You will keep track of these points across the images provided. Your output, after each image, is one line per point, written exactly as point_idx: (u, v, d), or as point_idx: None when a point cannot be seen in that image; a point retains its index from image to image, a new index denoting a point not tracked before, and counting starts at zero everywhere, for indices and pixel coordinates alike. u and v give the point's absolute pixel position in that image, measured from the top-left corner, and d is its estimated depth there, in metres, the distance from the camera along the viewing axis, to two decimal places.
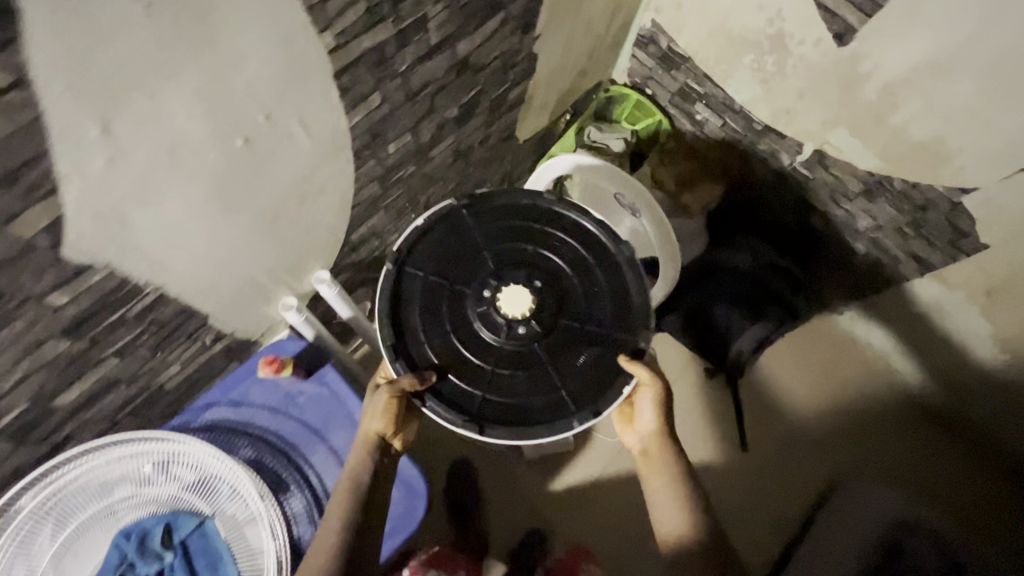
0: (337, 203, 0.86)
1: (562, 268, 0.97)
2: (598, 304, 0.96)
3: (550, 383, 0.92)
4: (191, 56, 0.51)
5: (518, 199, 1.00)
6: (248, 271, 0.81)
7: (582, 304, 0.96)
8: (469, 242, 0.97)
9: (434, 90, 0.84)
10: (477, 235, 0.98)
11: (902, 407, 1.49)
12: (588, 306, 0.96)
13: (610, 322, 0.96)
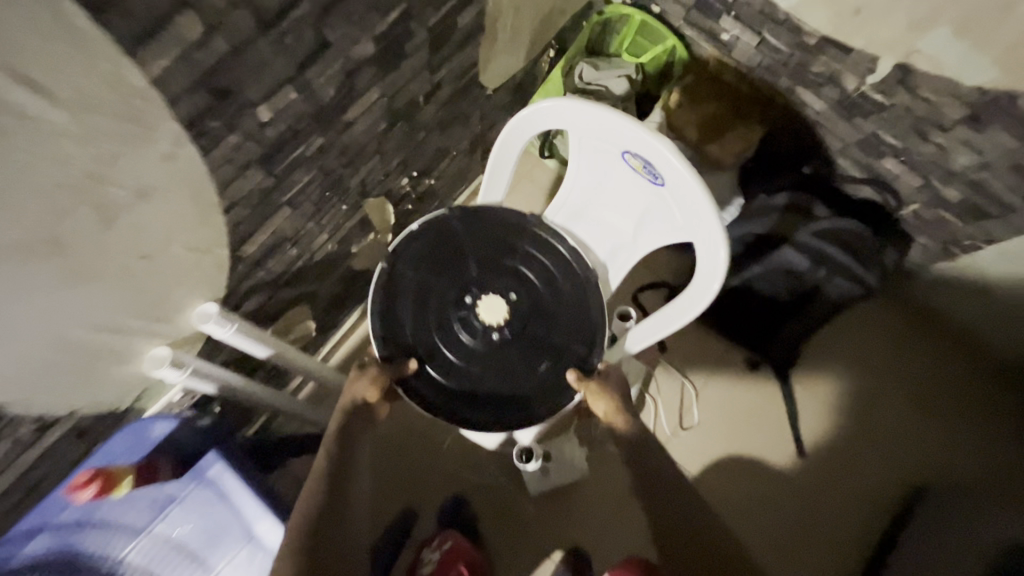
0: (190, 208, 0.55)
1: (537, 283, 0.78)
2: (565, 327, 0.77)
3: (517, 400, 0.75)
4: None
5: (502, 209, 0.80)
6: (49, 331, 0.52)
7: (557, 327, 0.77)
8: (453, 249, 0.79)
9: (315, 10, 0.52)
10: (462, 240, 0.79)
11: (991, 386, 1.18)
12: (558, 326, 0.77)
13: (573, 342, 0.77)
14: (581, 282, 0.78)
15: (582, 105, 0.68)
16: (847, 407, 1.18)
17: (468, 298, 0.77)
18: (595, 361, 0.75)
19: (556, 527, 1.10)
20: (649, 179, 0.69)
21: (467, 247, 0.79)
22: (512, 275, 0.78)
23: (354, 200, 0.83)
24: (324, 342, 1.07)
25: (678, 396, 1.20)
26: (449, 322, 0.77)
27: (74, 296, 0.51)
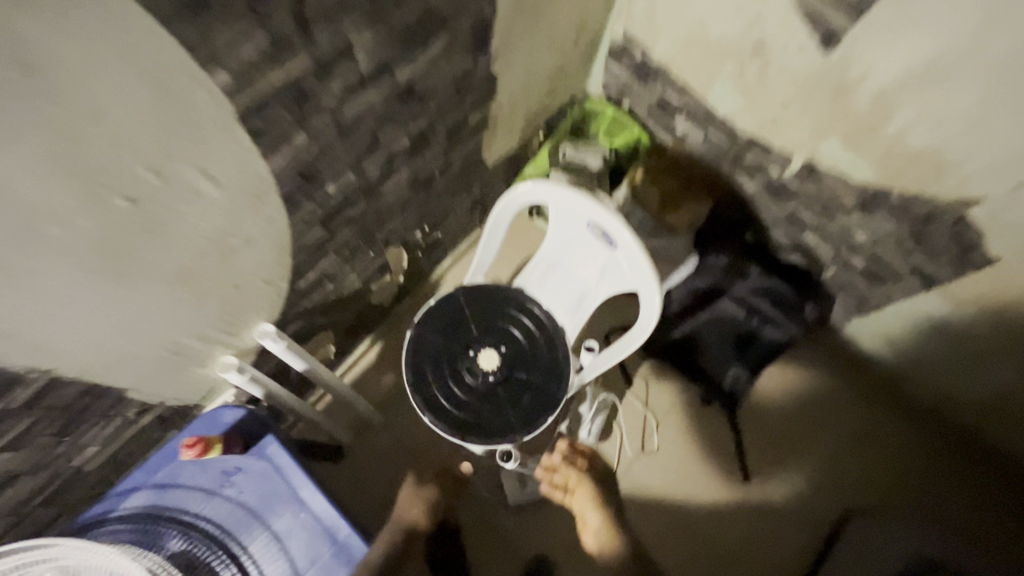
0: (270, 251, 0.76)
1: (518, 339, 1.05)
2: (536, 369, 1.04)
3: (501, 424, 1.01)
4: (26, 117, 0.42)
5: (496, 288, 1.07)
6: (170, 335, 0.72)
7: (531, 371, 1.04)
8: (460, 317, 1.06)
9: (375, 122, 0.76)
10: (466, 311, 1.06)
11: (915, 427, 1.39)
12: (530, 372, 1.03)
13: (540, 382, 1.03)
14: (556, 334, 1.05)
15: (557, 189, 0.91)
16: (793, 433, 1.39)
17: (472, 351, 1.04)
18: (562, 394, 1.02)
19: (531, 533, 1.27)
20: (610, 242, 0.91)
21: (469, 315, 1.06)
22: (503, 332, 1.05)
23: (378, 249, 1.05)
24: (339, 364, 1.26)
25: (640, 424, 1.39)
26: (456, 368, 1.03)
27: (187, 310, 0.71)
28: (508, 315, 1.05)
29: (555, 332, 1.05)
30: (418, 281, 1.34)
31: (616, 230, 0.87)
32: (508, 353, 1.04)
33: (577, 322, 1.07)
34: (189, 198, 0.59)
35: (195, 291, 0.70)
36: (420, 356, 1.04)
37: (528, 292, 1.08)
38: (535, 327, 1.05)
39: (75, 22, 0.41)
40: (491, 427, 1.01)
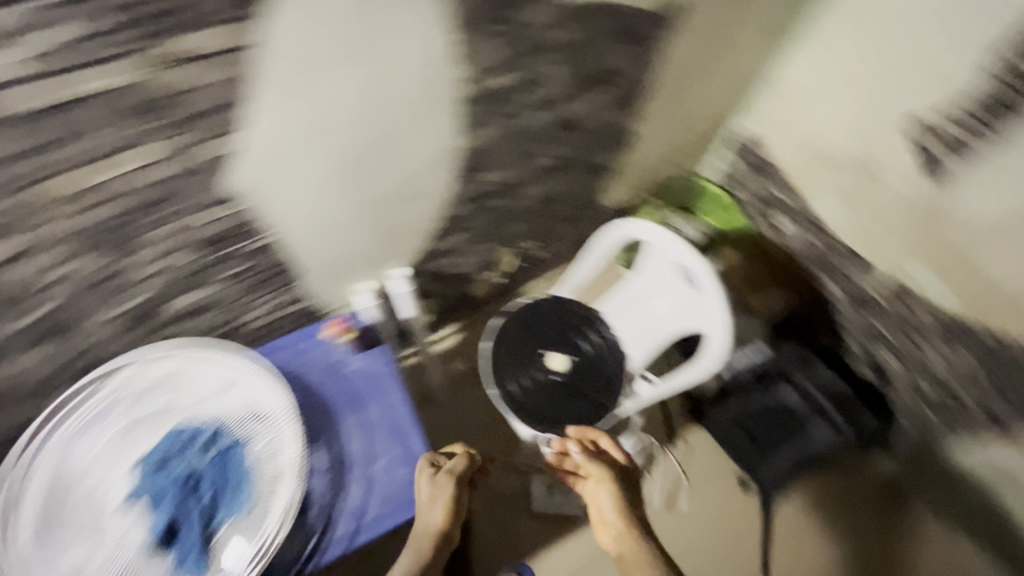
0: (428, 207, 0.98)
1: (586, 352, 1.20)
2: (595, 381, 1.18)
3: (553, 417, 1.15)
4: (363, 60, 0.66)
5: (577, 306, 1.25)
6: (345, 243, 0.94)
7: (590, 382, 1.17)
8: (542, 321, 1.24)
9: (536, 137, 0.98)
10: (549, 317, 1.24)
11: None
12: (589, 382, 1.17)
13: (596, 393, 1.16)
14: (620, 358, 1.20)
15: (658, 230, 1.09)
16: None
17: (541, 351, 1.21)
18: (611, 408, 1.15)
19: (543, 542, 1.32)
20: (694, 288, 1.06)
21: (550, 321, 1.24)
22: (574, 343, 1.21)
23: (493, 244, 1.26)
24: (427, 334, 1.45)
25: (672, 482, 1.43)
26: (527, 360, 1.20)
27: (361, 232, 0.94)
28: (583, 330, 1.22)
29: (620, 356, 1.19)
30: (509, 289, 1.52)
31: (702, 271, 1.02)
32: (574, 361, 1.19)
33: (644, 353, 1.20)
34: (410, 142, 0.81)
35: (372, 219, 0.93)
36: (501, 341, 1.22)
37: (605, 317, 1.25)
38: (603, 346, 1.20)
39: (410, 19, 0.64)
40: (546, 419, 1.14)
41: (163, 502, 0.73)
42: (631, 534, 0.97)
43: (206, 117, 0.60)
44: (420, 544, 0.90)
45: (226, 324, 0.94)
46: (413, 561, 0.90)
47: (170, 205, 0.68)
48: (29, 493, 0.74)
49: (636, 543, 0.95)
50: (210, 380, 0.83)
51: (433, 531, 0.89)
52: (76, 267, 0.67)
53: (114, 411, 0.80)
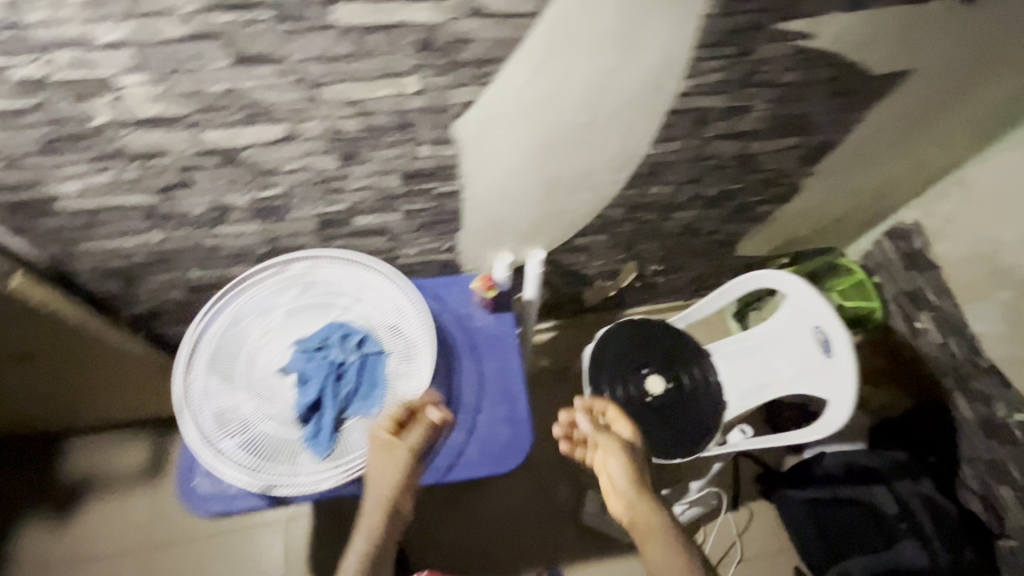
0: (590, 201, 1.03)
1: (684, 386, 1.20)
2: (686, 417, 1.17)
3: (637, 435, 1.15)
4: (616, 51, 0.70)
5: (687, 339, 1.25)
6: (510, 213, 1.01)
7: (681, 415, 1.18)
8: (648, 342, 1.24)
9: (713, 165, 1.00)
10: (656, 341, 1.25)
11: None
12: (680, 415, 1.17)
13: (684, 428, 1.16)
14: (717, 403, 1.19)
15: (801, 283, 1.04)
16: None
17: (642, 371, 1.21)
18: (698, 447, 1.14)
19: (582, 554, 1.32)
20: (819, 349, 1.01)
21: (656, 345, 1.24)
22: (675, 374, 1.22)
23: (624, 256, 1.28)
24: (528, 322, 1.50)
25: (727, 543, 1.40)
26: (625, 375, 1.21)
27: (527, 207, 1.00)
28: (686, 363, 1.22)
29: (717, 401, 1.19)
30: (614, 302, 1.55)
31: (842, 336, 0.96)
32: (670, 391, 1.20)
33: (746, 405, 1.16)
34: (610, 137, 0.86)
35: (541, 198, 0.99)
36: (605, 350, 1.24)
37: (712, 359, 1.23)
38: (703, 386, 1.20)
39: (669, 28, 0.69)
40: None
41: (309, 381, 0.81)
42: (642, 507, 0.85)
43: (470, 67, 0.67)
44: (370, 520, 0.82)
45: (385, 251, 1.04)
46: (368, 538, 0.82)
47: (408, 133, 0.76)
48: (208, 334, 0.85)
49: (648, 513, 0.84)
50: (368, 294, 0.92)
51: (383, 503, 0.81)
52: (310, 163, 0.77)
53: (286, 293, 0.90)
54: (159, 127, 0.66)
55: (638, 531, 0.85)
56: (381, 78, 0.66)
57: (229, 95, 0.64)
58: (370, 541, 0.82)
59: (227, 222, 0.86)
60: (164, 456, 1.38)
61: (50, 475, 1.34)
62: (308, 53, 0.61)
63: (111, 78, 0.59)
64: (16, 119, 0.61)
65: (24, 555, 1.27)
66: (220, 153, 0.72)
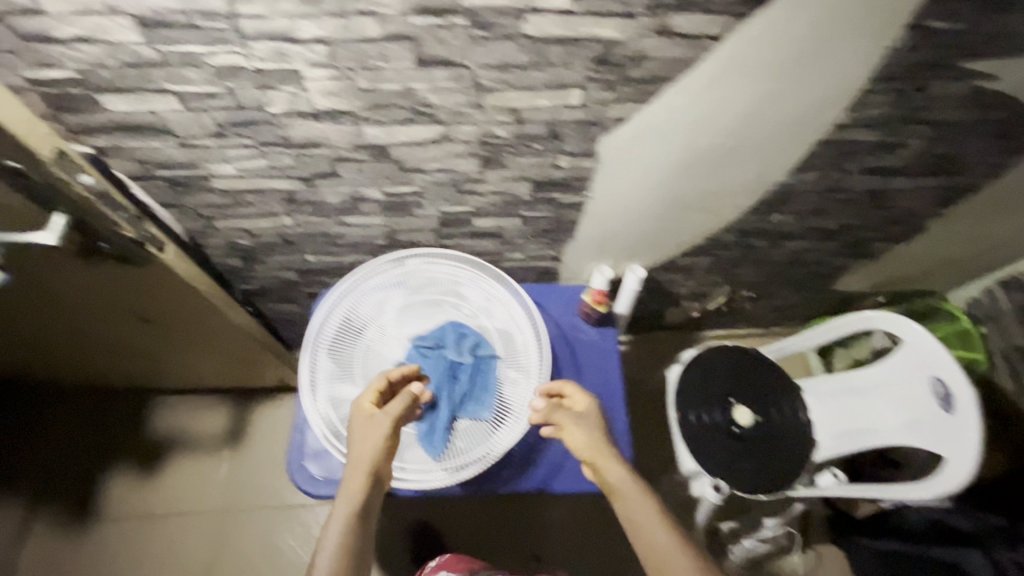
0: (707, 223, 1.01)
1: (774, 420, 1.16)
2: (775, 453, 1.13)
3: (722, 466, 1.11)
4: (787, 78, 0.68)
5: (780, 372, 1.21)
6: (624, 228, 0.99)
7: (769, 451, 1.13)
8: (738, 371, 1.20)
9: (842, 199, 0.96)
10: (747, 371, 1.21)
11: None
12: (768, 450, 1.13)
13: (771, 464, 1.12)
14: (807, 442, 1.14)
15: (917, 330, 0.99)
16: None
17: (729, 400, 1.17)
18: (787, 487, 1.10)
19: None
20: (936, 402, 0.96)
21: (746, 374, 1.20)
22: (764, 407, 1.17)
23: (718, 279, 1.25)
24: None
25: None
26: (713, 401, 1.17)
27: (641, 225, 0.99)
28: (778, 398, 1.18)
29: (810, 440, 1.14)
30: (694, 323, 1.51)
31: (961, 391, 0.91)
32: (759, 424, 1.15)
33: (839, 448, 1.12)
34: (749, 163, 0.83)
35: (659, 218, 0.97)
36: (692, 374, 1.21)
37: (805, 397, 1.19)
38: (794, 423, 1.16)
39: (847, 63, 0.66)
40: (715, 464, 1.12)
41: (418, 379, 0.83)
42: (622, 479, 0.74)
43: (637, 85, 0.66)
44: (349, 494, 0.71)
45: (491, 253, 1.04)
46: (344, 516, 0.69)
47: (553, 143, 0.75)
48: (329, 324, 0.87)
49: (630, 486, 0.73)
50: (478, 296, 0.91)
51: (364, 468, 0.72)
52: (452, 165, 0.78)
53: (400, 287, 0.90)
54: (326, 119, 0.68)
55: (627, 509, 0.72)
56: (548, 89, 0.66)
57: (401, 94, 0.65)
58: (347, 524, 0.69)
59: (356, 213, 0.88)
60: (244, 425, 1.43)
61: (137, 430, 1.40)
62: (488, 60, 0.61)
63: (299, 71, 0.61)
64: (202, 102, 0.64)
65: (107, 505, 1.33)
66: (373, 148, 0.73)
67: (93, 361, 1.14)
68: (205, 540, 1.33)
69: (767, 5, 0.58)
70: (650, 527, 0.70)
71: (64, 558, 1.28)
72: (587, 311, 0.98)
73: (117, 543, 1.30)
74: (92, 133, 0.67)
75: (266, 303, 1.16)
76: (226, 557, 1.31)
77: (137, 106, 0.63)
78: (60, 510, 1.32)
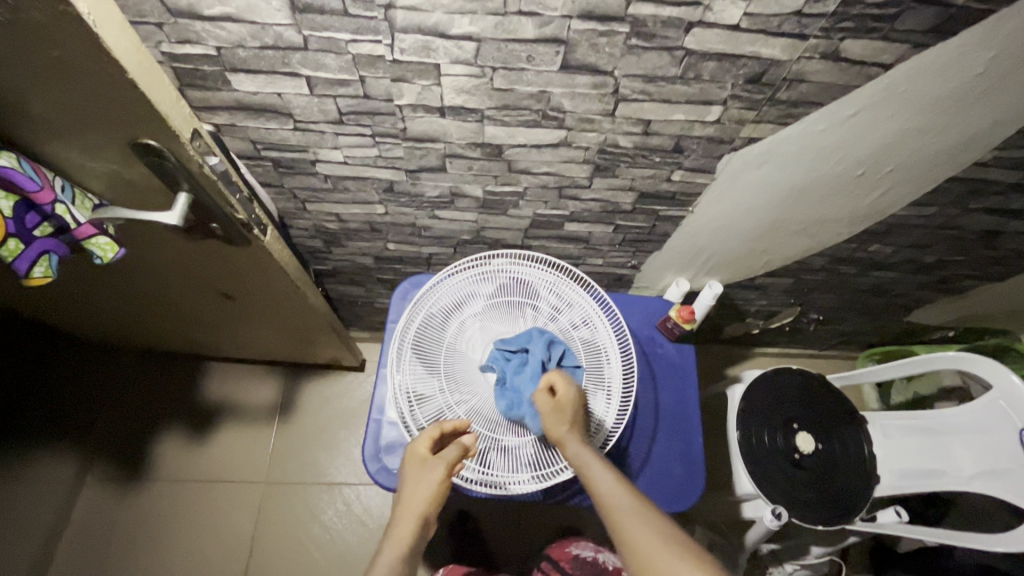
0: (800, 247, 0.97)
1: (837, 451, 1.13)
2: (836, 484, 1.11)
3: (782, 492, 1.09)
4: (940, 110, 0.64)
5: (845, 403, 1.18)
6: (715, 243, 0.95)
7: (830, 482, 1.11)
8: (803, 397, 1.17)
9: (950, 235, 0.92)
10: (811, 398, 1.18)
11: None
12: (829, 482, 1.11)
13: (831, 495, 1.10)
14: (870, 477, 1.11)
15: (1010, 376, 0.94)
16: None
17: (792, 425, 1.15)
18: (846, 521, 1.08)
19: None
20: None
21: (811, 401, 1.17)
22: (829, 437, 1.14)
23: (791, 300, 1.22)
24: None
25: None
26: (776, 426, 1.14)
27: (734, 243, 0.95)
28: (842, 429, 1.15)
29: (873, 474, 1.11)
30: (751, 339, 1.48)
31: None
32: (821, 454, 1.12)
33: (902, 487, 1.09)
34: (867, 192, 0.79)
35: (754, 238, 0.94)
36: (755, 397, 1.17)
37: (869, 428, 1.15)
38: (857, 456, 1.13)
39: (1012, 102, 0.63)
40: (776, 490, 1.09)
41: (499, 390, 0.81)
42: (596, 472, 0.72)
43: (783, 106, 0.63)
44: (398, 540, 0.73)
45: (571, 257, 1.02)
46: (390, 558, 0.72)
47: (673, 157, 0.72)
48: (414, 318, 0.86)
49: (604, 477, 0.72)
50: (562, 302, 0.88)
51: (414, 514, 0.74)
52: (563, 170, 0.75)
53: (484, 285, 0.88)
54: (451, 115, 0.65)
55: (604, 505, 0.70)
56: (689, 103, 0.63)
57: (536, 96, 0.62)
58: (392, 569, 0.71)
59: (450, 208, 0.86)
60: (293, 398, 1.44)
61: (190, 394, 1.42)
62: (636, 69, 0.58)
63: (440, 66, 0.58)
64: (331, 89, 0.62)
65: (158, 464, 1.36)
66: (488, 147, 0.71)
67: (160, 326, 1.14)
68: (250, 507, 1.35)
69: (952, 37, 0.54)
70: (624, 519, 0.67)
71: (116, 512, 1.31)
72: (670, 326, 0.96)
73: (167, 502, 1.33)
74: (213, 110, 0.65)
75: (334, 284, 1.16)
76: (269, 525, 1.34)
77: (265, 88, 0.62)
78: (113, 466, 1.34)
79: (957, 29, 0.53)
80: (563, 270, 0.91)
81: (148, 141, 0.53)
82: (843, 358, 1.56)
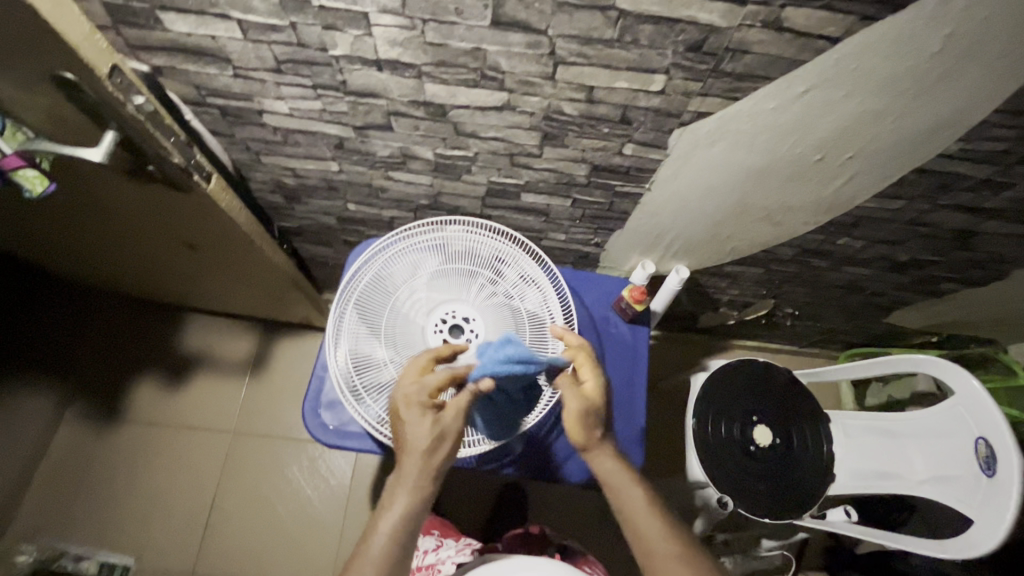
0: (766, 235, 0.94)
1: (793, 447, 1.12)
2: (789, 480, 1.09)
3: (732, 483, 1.08)
4: (898, 91, 0.60)
5: (809, 399, 1.16)
6: (679, 225, 0.93)
7: (783, 477, 1.09)
8: (765, 391, 1.15)
9: (923, 233, 0.88)
10: (774, 392, 1.16)
11: None
12: (782, 477, 1.09)
13: (783, 490, 1.08)
14: (825, 475, 1.09)
15: (971, 384, 0.91)
16: None
17: (751, 418, 1.13)
18: (793, 516, 1.07)
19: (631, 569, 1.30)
20: (975, 463, 0.90)
21: (773, 395, 1.15)
22: (787, 432, 1.13)
23: (764, 292, 1.19)
24: None
25: None
26: (734, 417, 1.13)
27: (697, 226, 0.93)
28: (802, 425, 1.13)
29: (827, 474, 1.10)
30: (728, 330, 1.45)
31: (1005, 456, 0.84)
32: (777, 448, 1.11)
33: (857, 488, 1.08)
34: (830, 178, 0.76)
35: (719, 221, 0.91)
36: (717, 387, 1.15)
37: (832, 427, 1.14)
38: (813, 454, 1.11)
39: (977, 86, 0.59)
40: (726, 480, 1.08)
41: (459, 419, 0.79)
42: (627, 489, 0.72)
43: (729, 79, 0.60)
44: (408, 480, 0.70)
45: (533, 230, 1.01)
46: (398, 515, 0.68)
47: (622, 128, 0.70)
48: (361, 279, 0.86)
49: (637, 498, 0.71)
50: (511, 273, 0.86)
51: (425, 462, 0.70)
52: (511, 136, 0.73)
53: (433, 251, 0.87)
54: (388, 69, 0.64)
55: (627, 519, 0.71)
56: (630, 70, 0.60)
57: (471, 53, 0.60)
58: (402, 513, 0.68)
59: (403, 169, 0.85)
60: (268, 355, 1.47)
61: (167, 342, 1.45)
62: (570, 29, 0.56)
63: (368, 14, 0.56)
64: (263, 34, 0.60)
65: (133, 407, 1.40)
66: (432, 107, 0.69)
67: (130, 272, 1.16)
68: (218, 455, 1.39)
69: (901, 9, 0.50)
70: (657, 553, 0.67)
71: (89, 450, 1.36)
72: (624, 306, 0.95)
73: (138, 445, 1.38)
74: (150, 50, 0.64)
75: (302, 243, 1.16)
76: (235, 474, 1.38)
77: (198, 29, 0.61)
78: (89, 406, 1.39)
79: (906, 1, 0.50)
80: (515, 240, 0.89)
81: (64, 74, 0.53)
82: (824, 357, 1.53)
